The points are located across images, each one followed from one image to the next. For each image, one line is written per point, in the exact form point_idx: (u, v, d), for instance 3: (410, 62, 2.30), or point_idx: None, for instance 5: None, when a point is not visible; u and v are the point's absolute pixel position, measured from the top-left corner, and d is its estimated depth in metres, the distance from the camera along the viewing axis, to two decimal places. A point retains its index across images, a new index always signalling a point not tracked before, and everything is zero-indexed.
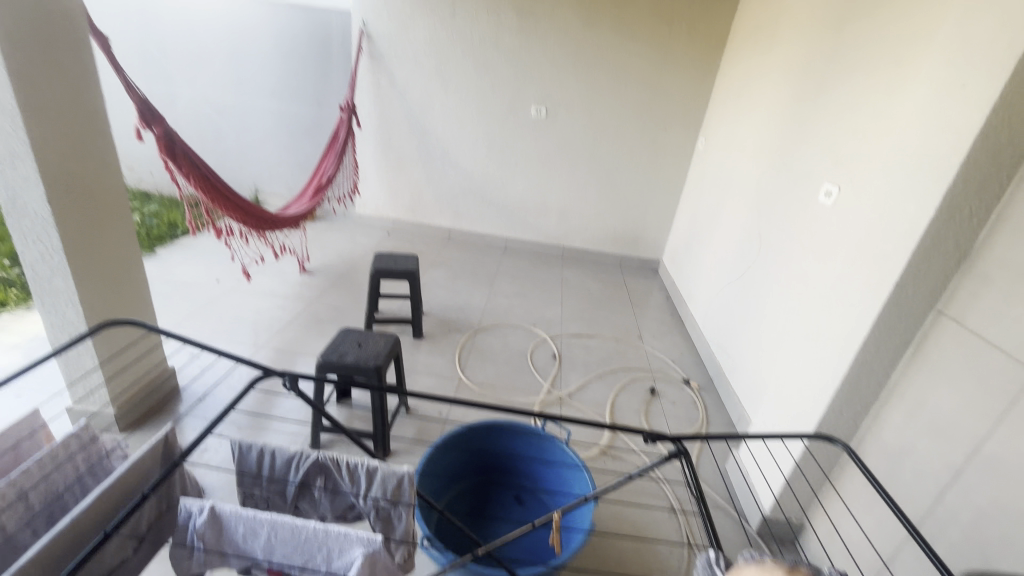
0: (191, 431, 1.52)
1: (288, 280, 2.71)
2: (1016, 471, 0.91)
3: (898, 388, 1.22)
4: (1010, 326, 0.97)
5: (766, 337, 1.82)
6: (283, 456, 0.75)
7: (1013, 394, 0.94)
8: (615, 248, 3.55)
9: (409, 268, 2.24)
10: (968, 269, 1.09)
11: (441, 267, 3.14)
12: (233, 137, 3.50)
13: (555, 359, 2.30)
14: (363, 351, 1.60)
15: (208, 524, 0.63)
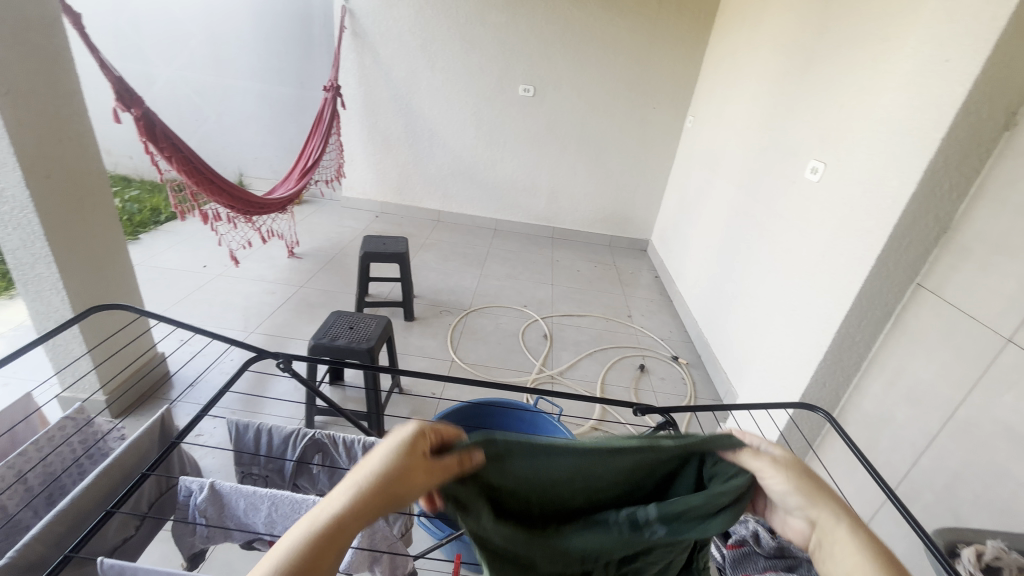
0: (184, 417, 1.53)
1: (276, 265, 2.69)
2: (988, 434, 0.95)
3: (878, 358, 1.26)
4: (986, 297, 1.00)
5: (752, 313, 1.86)
6: (281, 435, 0.77)
7: (987, 361, 0.97)
8: (604, 228, 3.56)
9: (399, 251, 2.24)
10: (948, 243, 1.11)
11: (431, 250, 3.13)
12: (214, 120, 3.42)
13: (547, 339, 2.33)
14: (355, 333, 1.61)
15: (209, 501, 0.64)
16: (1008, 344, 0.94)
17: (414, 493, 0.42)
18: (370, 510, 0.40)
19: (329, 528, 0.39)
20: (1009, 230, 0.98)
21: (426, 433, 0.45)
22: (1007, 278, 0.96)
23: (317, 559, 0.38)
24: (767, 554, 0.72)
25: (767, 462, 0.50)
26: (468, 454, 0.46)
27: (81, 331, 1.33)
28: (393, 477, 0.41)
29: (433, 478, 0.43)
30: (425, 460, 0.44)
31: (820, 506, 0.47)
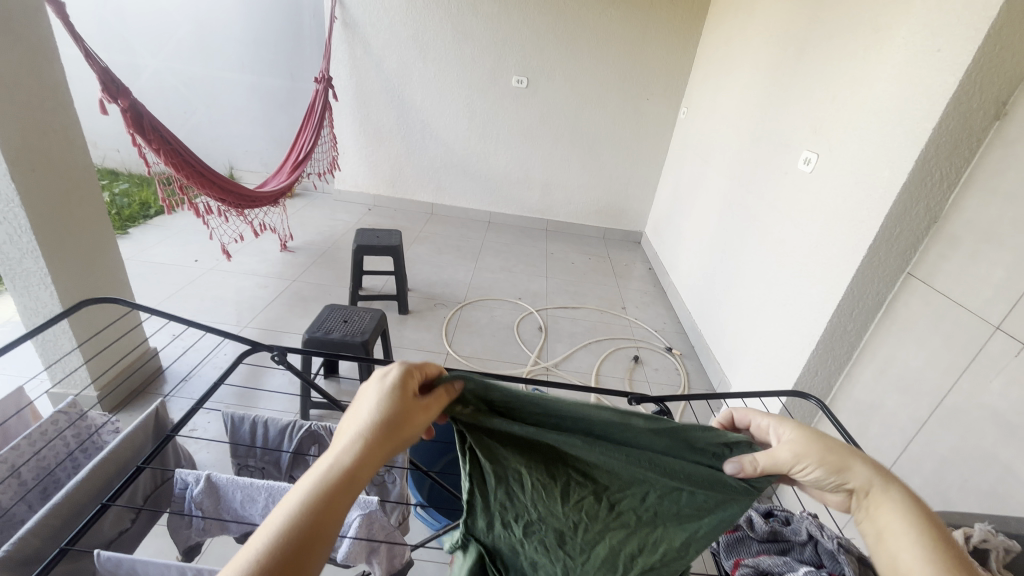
0: (176, 412, 1.52)
1: (269, 259, 2.67)
2: (977, 420, 0.97)
3: (869, 347, 1.27)
4: (975, 285, 1.01)
5: (745, 304, 1.87)
6: (277, 426, 0.77)
7: (976, 349, 0.99)
8: (598, 221, 3.56)
9: (393, 244, 2.23)
10: (938, 232, 1.13)
11: (424, 243, 3.12)
12: (203, 112, 3.37)
13: (542, 331, 2.33)
14: (350, 326, 1.60)
15: (205, 493, 0.64)
16: (997, 331, 0.95)
17: (414, 426, 0.46)
18: (377, 447, 0.42)
19: (343, 472, 0.40)
20: (998, 219, 0.99)
21: (414, 372, 0.48)
22: (997, 266, 0.97)
23: (335, 503, 0.39)
24: (759, 539, 0.71)
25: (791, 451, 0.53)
26: (450, 385, 0.52)
27: (70, 326, 1.31)
28: (392, 413, 0.44)
29: (428, 411, 0.47)
30: (417, 396, 0.47)
31: (852, 474, 0.51)
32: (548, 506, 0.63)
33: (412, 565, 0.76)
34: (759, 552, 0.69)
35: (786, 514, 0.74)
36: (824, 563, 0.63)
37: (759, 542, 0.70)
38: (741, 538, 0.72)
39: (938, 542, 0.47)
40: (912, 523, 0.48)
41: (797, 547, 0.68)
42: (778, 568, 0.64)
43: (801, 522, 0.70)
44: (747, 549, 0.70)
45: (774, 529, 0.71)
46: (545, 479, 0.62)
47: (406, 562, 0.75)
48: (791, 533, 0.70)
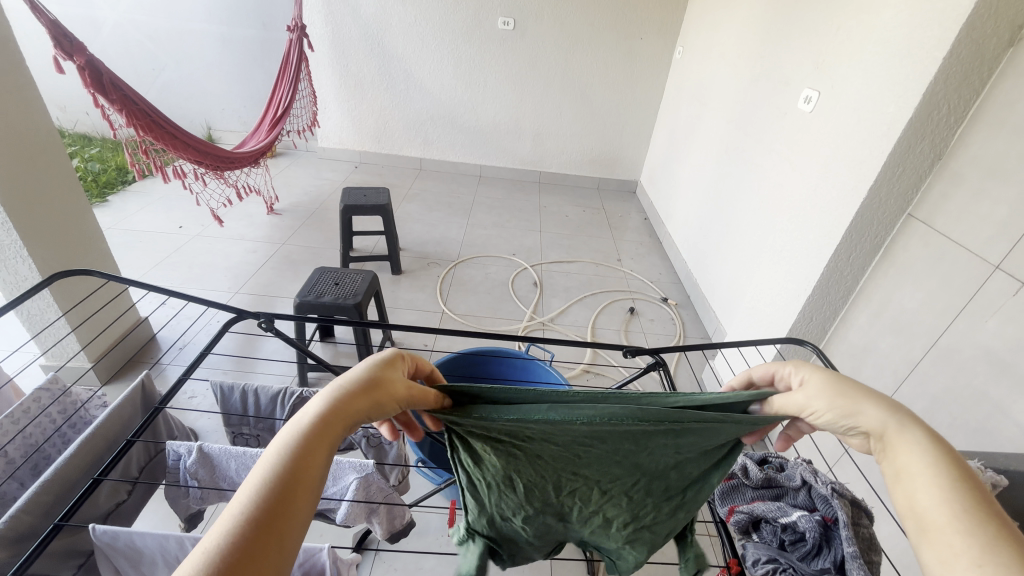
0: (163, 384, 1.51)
1: (256, 223, 2.60)
2: (970, 358, 0.97)
3: (865, 291, 1.26)
4: (975, 224, 0.99)
5: (742, 252, 1.85)
6: (268, 394, 0.74)
7: (974, 288, 0.98)
8: (592, 171, 3.48)
9: (381, 203, 2.16)
10: (941, 170, 1.08)
11: (414, 200, 3.05)
12: (173, 69, 3.19)
13: (537, 287, 2.31)
14: (341, 289, 1.58)
15: (198, 464, 0.63)
16: (996, 271, 0.94)
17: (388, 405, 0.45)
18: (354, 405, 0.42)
19: (317, 423, 0.39)
20: (1004, 153, 0.95)
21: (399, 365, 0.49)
22: (1000, 203, 0.95)
23: (316, 451, 0.39)
24: (754, 485, 0.69)
25: (802, 398, 0.48)
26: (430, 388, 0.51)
27: (53, 295, 1.29)
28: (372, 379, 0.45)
29: (411, 391, 0.47)
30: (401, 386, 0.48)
31: (862, 418, 0.45)
32: (542, 494, 0.63)
33: (413, 524, 0.76)
34: (754, 498, 0.68)
35: (780, 460, 0.72)
36: (818, 507, 0.62)
37: (753, 489, 0.69)
38: (735, 486, 0.70)
39: (973, 494, 0.38)
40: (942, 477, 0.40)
41: (791, 491, 0.67)
42: (772, 515, 0.64)
43: (794, 468, 0.68)
44: (742, 496, 0.69)
45: (768, 476, 0.69)
46: (535, 475, 0.60)
47: (407, 521, 0.75)
48: (785, 479, 0.68)
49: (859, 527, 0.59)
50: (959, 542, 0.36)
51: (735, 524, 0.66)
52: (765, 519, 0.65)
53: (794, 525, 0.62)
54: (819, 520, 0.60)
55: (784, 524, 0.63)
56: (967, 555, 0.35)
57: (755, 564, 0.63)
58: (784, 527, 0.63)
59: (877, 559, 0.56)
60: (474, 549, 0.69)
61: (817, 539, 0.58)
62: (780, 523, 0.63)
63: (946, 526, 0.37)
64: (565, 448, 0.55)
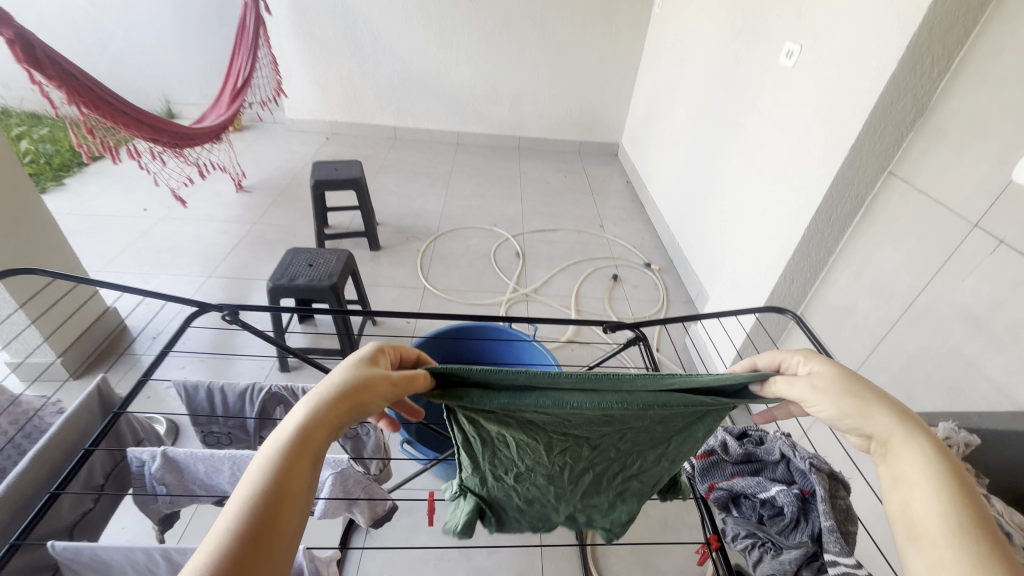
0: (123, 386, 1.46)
1: (225, 202, 2.50)
2: (947, 317, 0.97)
3: (846, 251, 1.26)
4: (956, 181, 0.98)
5: (724, 215, 1.83)
6: (235, 391, 0.71)
7: (952, 247, 0.97)
8: (573, 134, 3.39)
9: (354, 176, 2.08)
10: (923, 125, 1.06)
11: (390, 171, 2.96)
12: (122, 38, 2.98)
13: (519, 258, 2.28)
14: (315, 270, 1.53)
15: (164, 469, 0.61)
16: (974, 229, 0.93)
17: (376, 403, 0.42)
18: (333, 409, 0.38)
19: (301, 433, 0.36)
20: (987, 108, 0.93)
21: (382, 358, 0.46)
22: (981, 159, 0.93)
23: (301, 462, 0.36)
24: (734, 461, 0.68)
25: (806, 389, 0.47)
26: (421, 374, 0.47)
27: (6, 290, 1.22)
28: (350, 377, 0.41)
29: (397, 381, 0.42)
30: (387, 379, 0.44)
31: (872, 422, 0.44)
32: (533, 461, 0.63)
33: (396, 511, 0.74)
34: (733, 474, 0.67)
35: (760, 435, 0.71)
36: (795, 480, 0.62)
37: (733, 465, 0.68)
38: (715, 461, 0.68)
39: (972, 510, 0.37)
40: (945, 489, 0.38)
41: (770, 465, 0.66)
42: (750, 490, 0.63)
43: (773, 442, 0.67)
44: (721, 472, 0.68)
45: (748, 451, 0.68)
46: (525, 446, 0.60)
47: (389, 509, 0.73)
48: (764, 453, 0.67)
49: (835, 498, 0.59)
50: (948, 555, 0.35)
51: (714, 500, 0.66)
52: (744, 495, 0.65)
53: (773, 499, 0.61)
54: (796, 493, 0.60)
55: (762, 499, 0.62)
56: (957, 568, 0.34)
57: (734, 538, 0.63)
58: (762, 503, 0.63)
59: (852, 530, 0.57)
60: (464, 507, 0.68)
61: (795, 513, 0.58)
62: (759, 498, 0.63)
63: (940, 538, 0.36)
64: (558, 423, 0.54)
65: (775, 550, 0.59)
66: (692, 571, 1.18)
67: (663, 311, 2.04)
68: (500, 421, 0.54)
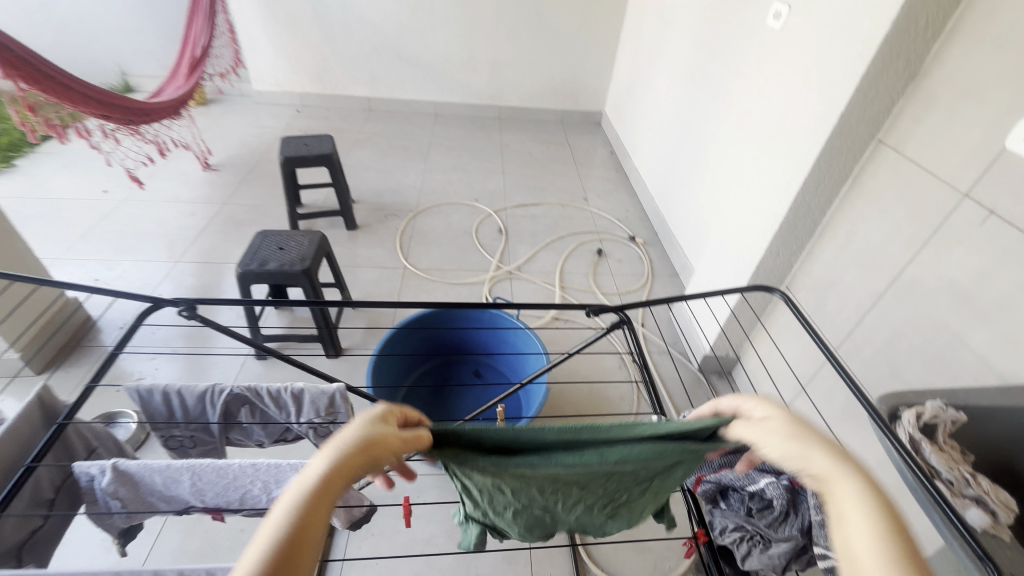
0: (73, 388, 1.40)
1: (190, 181, 2.37)
2: (933, 289, 0.96)
3: (833, 223, 1.23)
4: (947, 149, 0.94)
5: (710, 186, 1.79)
6: (194, 394, 0.66)
7: (941, 218, 0.95)
8: (555, 102, 3.28)
9: (325, 152, 1.97)
10: (915, 90, 1.01)
11: (366, 145, 2.83)
12: (67, 4, 2.75)
13: (502, 234, 2.22)
14: (287, 254, 1.46)
15: (116, 483, 0.57)
16: (964, 199, 0.91)
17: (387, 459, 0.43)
18: (352, 457, 0.40)
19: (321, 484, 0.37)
20: (981, 71, 0.89)
21: (394, 415, 0.47)
22: (973, 127, 0.90)
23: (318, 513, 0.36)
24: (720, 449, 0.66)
25: (756, 432, 0.47)
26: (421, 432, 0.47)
27: None
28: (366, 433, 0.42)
29: (408, 438, 0.44)
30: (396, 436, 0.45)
31: (810, 461, 0.43)
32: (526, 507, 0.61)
33: (373, 511, 0.72)
34: (721, 466, 0.64)
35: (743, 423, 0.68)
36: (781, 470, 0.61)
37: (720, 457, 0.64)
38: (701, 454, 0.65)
39: (908, 557, 0.35)
40: (880, 532, 0.37)
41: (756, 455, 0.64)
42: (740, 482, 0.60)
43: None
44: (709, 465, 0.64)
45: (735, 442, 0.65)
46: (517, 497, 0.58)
47: (366, 508, 0.71)
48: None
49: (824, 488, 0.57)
50: None
51: (701, 493, 0.64)
52: (733, 488, 0.63)
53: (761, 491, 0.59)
54: (786, 484, 0.59)
55: (752, 492, 0.60)
56: None
57: (722, 532, 0.61)
58: (751, 495, 0.61)
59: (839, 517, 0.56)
60: (472, 532, 0.65)
61: (785, 505, 0.57)
62: (748, 491, 0.61)
63: None
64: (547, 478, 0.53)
65: (763, 544, 0.59)
66: (679, 546, 1.20)
67: (648, 286, 2.02)
68: (491, 477, 0.53)
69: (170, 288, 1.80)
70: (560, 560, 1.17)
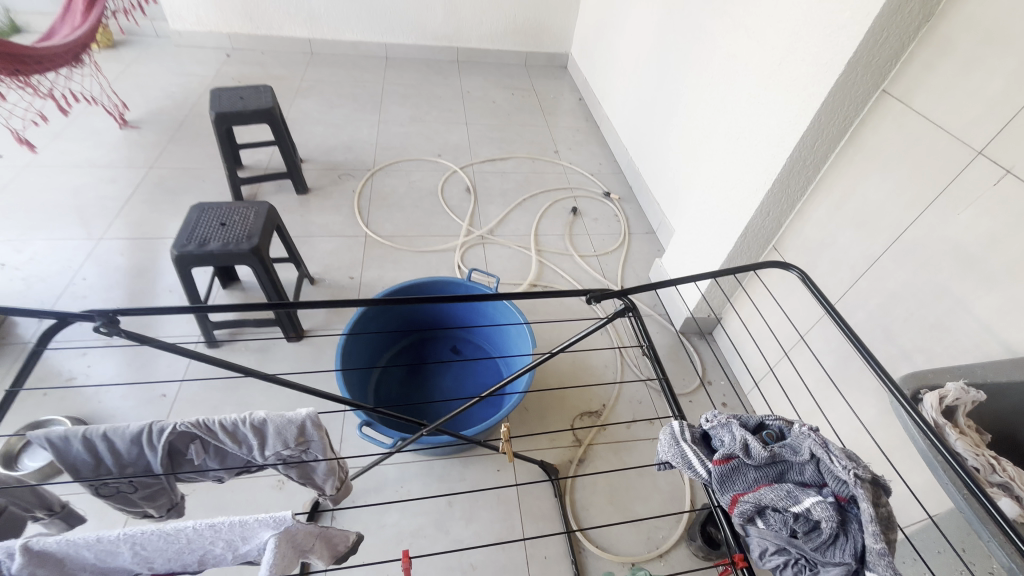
0: None
1: (105, 142, 2.06)
2: (936, 252, 0.92)
3: (827, 180, 1.17)
4: (962, 101, 0.87)
5: (692, 138, 1.68)
6: (127, 436, 0.54)
7: (950, 177, 0.89)
8: (517, 43, 3.02)
9: (264, 105, 1.72)
10: (928, 34, 0.93)
11: (310, 95, 2.53)
12: None
13: (470, 194, 2.07)
14: (230, 230, 1.27)
15: (32, 566, 0.45)
16: (978, 156, 0.85)
17: None
18: None
19: None
20: (1010, 12, 0.80)
21: None
22: (994, 76, 0.83)
23: None
24: (757, 464, 0.53)
25: None
26: None
27: None
28: None
29: None
30: None
31: None
32: None
33: (362, 540, 0.62)
34: (757, 481, 0.53)
35: (778, 425, 0.57)
36: (826, 483, 0.51)
37: (756, 470, 0.53)
38: (735, 466, 0.54)
39: None
40: None
41: (795, 466, 0.53)
42: (781, 503, 0.50)
43: (798, 437, 0.53)
44: (743, 479, 0.53)
45: (774, 451, 0.53)
46: None
47: (352, 540, 0.61)
48: (787, 451, 0.54)
49: (878, 506, 0.48)
50: None
51: (739, 514, 0.52)
52: (772, 508, 0.51)
53: (806, 513, 0.49)
54: (831, 501, 0.49)
55: (796, 513, 0.49)
56: None
57: (763, 556, 0.52)
58: (794, 516, 0.50)
59: (894, 539, 0.48)
60: None
61: (834, 528, 0.47)
62: (791, 510, 0.50)
63: None
64: None
65: (812, 570, 0.49)
66: (670, 514, 1.21)
67: (625, 245, 1.94)
68: None
69: (94, 269, 1.58)
70: (555, 538, 1.15)
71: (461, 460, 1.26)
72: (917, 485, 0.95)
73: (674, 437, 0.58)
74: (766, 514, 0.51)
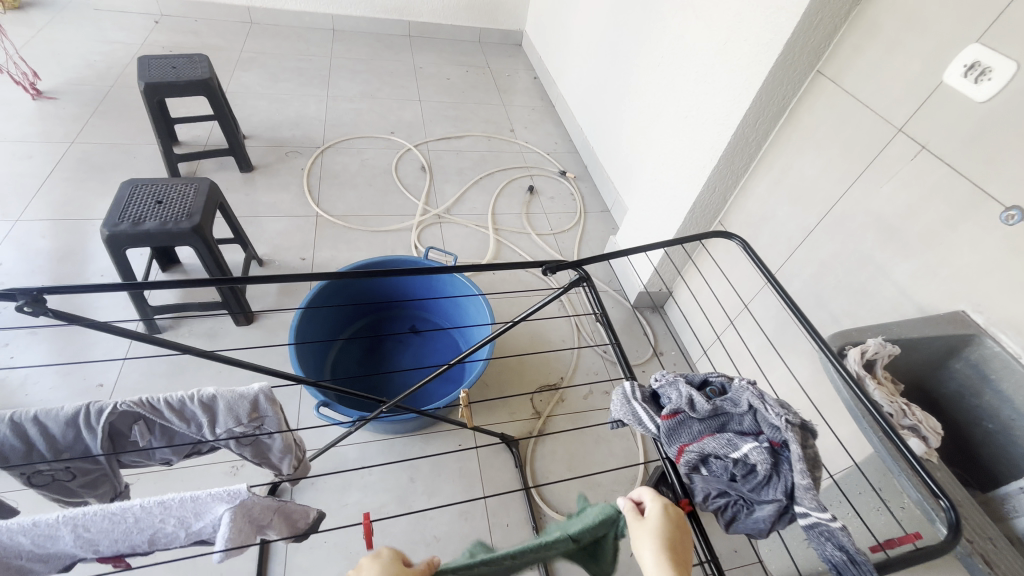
0: None
1: (15, 113, 1.87)
2: (861, 223, 1.00)
3: (767, 157, 1.23)
4: (886, 82, 0.94)
5: (643, 115, 1.72)
6: (59, 419, 0.51)
7: (875, 153, 0.96)
8: (470, 19, 2.95)
9: (200, 76, 1.60)
10: (858, 18, 0.98)
11: (251, 68, 2.39)
12: None
13: (426, 172, 2.04)
14: (166, 209, 1.20)
15: None
16: (898, 134, 0.92)
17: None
18: None
19: None
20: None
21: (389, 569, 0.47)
22: (913, 59, 0.89)
23: None
24: (701, 418, 0.57)
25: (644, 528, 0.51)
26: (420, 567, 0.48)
27: None
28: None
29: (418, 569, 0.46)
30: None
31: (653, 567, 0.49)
32: None
33: (322, 518, 0.63)
34: (700, 432, 0.56)
35: (720, 381, 0.61)
36: (762, 431, 0.55)
37: (700, 423, 0.57)
38: (681, 420, 0.57)
39: None
40: None
41: (735, 417, 0.57)
42: (722, 451, 0.54)
43: (738, 391, 0.58)
44: (688, 431, 0.56)
45: (716, 405, 0.57)
46: None
47: (312, 517, 0.62)
48: (728, 405, 0.58)
49: (805, 448, 0.53)
50: None
51: (685, 464, 0.55)
52: (714, 456, 0.55)
53: (745, 459, 0.53)
54: (766, 445, 0.53)
55: (734, 459, 0.53)
56: None
57: (706, 499, 0.54)
58: (733, 461, 0.54)
59: (820, 476, 0.53)
60: None
61: (768, 470, 0.52)
62: (731, 456, 0.54)
63: None
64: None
65: (749, 508, 0.52)
66: (625, 479, 1.27)
67: (581, 223, 1.98)
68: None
69: (12, 253, 1.44)
70: (516, 506, 1.18)
71: (422, 436, 1.26)
72: (844, 435, 1.05)
73: (626, 396, 0.61)
74: (709, 461, 0.55)
